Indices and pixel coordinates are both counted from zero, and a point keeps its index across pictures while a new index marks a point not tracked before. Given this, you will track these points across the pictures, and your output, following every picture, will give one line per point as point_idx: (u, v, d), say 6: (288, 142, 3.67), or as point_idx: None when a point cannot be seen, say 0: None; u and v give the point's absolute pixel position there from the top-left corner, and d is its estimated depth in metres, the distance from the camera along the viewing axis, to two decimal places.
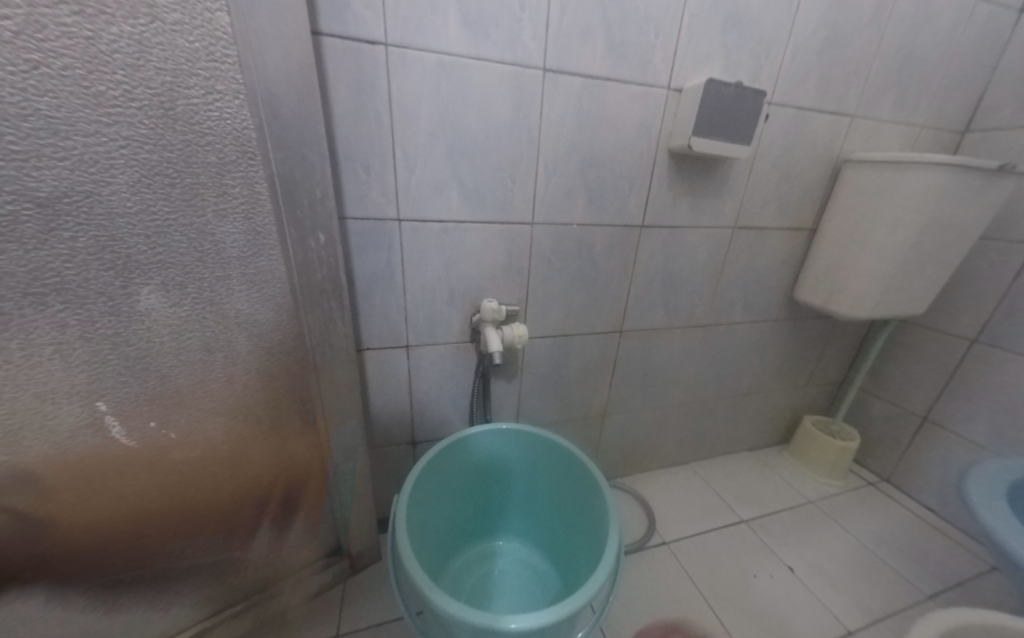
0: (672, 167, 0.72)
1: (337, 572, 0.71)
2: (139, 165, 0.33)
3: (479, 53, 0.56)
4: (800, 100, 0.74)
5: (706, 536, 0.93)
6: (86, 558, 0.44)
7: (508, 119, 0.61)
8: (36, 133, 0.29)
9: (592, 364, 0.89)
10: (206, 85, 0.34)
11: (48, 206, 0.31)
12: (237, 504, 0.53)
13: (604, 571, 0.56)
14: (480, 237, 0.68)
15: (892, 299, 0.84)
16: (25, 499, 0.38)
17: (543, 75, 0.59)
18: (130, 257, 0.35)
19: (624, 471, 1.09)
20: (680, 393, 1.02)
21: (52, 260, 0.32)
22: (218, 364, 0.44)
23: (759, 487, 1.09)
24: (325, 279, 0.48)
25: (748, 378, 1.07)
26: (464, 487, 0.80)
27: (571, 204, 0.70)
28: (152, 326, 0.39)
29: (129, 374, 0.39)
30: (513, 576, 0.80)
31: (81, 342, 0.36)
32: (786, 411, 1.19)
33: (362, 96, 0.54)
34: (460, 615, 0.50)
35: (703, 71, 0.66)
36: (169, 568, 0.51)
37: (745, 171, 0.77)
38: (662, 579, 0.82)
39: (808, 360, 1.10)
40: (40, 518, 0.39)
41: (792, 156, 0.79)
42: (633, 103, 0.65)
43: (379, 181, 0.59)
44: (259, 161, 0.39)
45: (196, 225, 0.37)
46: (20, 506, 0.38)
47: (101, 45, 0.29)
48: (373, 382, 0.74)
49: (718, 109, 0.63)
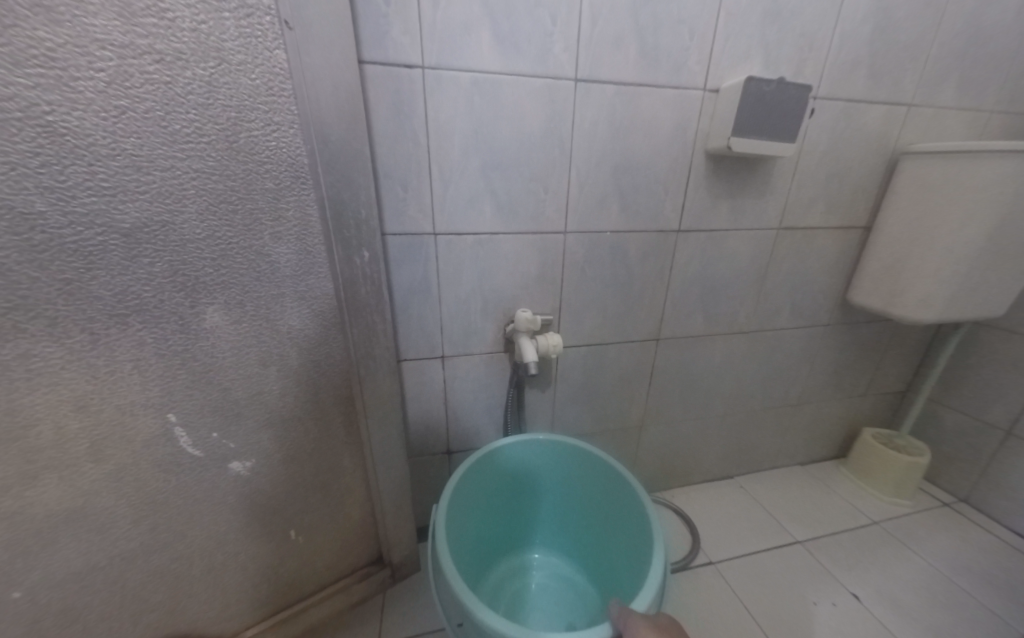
0: (710, 169, 0.70)
1: (378, 581, 0.72)
2: (207, 195, 0.36)
3: (512, 69, 0.57)
4: (849, 92, 0.70)
5: (756, 557, 0.87)
6: (157, 559, 0.47)
7: (540, 131, 0.61)
8: (123, 171, 0.32)
9: (629, 374, 0.86)
10: (265, 117, 0.37)
11: (131, 236, 0.34)
12: (287, 506, 0.56)
13: (648, 591, 0.53)
14: (513, 247, 0.69)
15: (964, 301, 0.76)
16: (109, 502, 0.41)
17: (575, 85, 0.60)
18: (198, 279, 0.38)
19: (664, 485, 1.05)
20: (722, 403, 0.97)
21: (133, 284, 0.35)
22: (272, 377, 0.46)
23: (814, 506, 1.01)
24: (369, 294, 0.50)
25: (798, 387, 1.00)
26: (501, 496, 0.80)
27: (605, 211, 0.69)
28: (215, 342, 0.42)
29: (195, 387, 0.42)
30: (550, 590, 0.79)
31: (156, 358, 0.39)
32: (841, 422, 1.11)
33: (400, 117, 0.56)
34: (499, 628, 0.50)
35: (742, 69, 0.64)
36: (228, 569, 0.54)
37: (789, 169, 0.73)
38: (712, 604, 0.77)
39: (866, 367, 1.02)
40: (120, 521, 0.42)
41: (841, 151, 0.75)
42: (667, 107, 0.64)
43: (416, 198, 0.61)
44: (311, 185, 0.41)
45: (255, 247, 0.40)
46: (106, 509, 0.41)
47: (178, 88, 0.32)
48: (410, 392, 0.75)
49: (760, 107, 0.61)
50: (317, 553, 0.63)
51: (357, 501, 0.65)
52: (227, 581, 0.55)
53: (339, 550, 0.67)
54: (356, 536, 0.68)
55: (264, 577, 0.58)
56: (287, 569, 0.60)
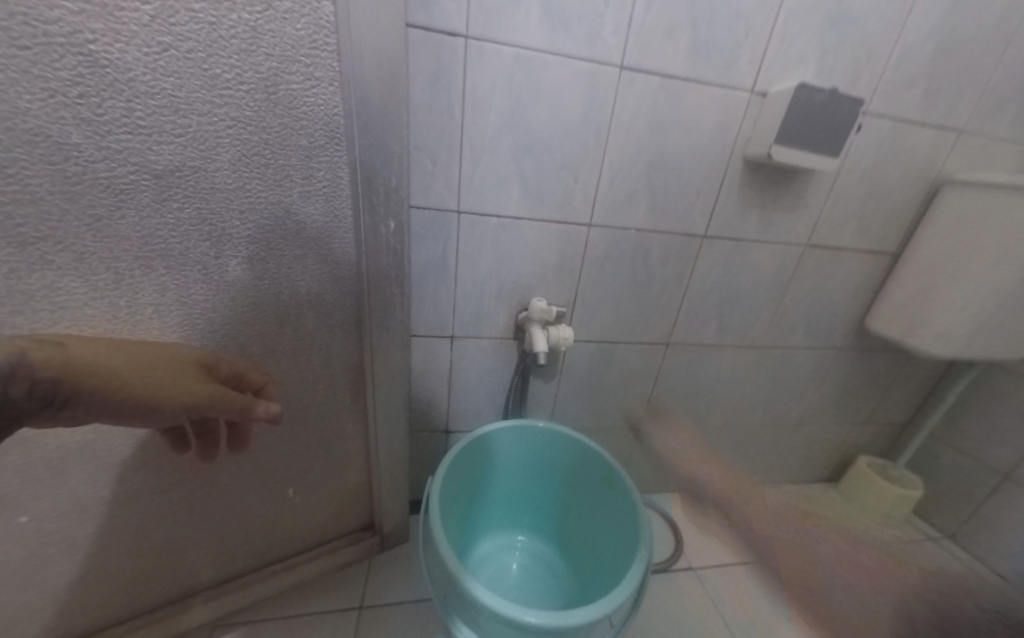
0: (746, 176, 0.68)
1: (368, 546, 0.74)
2: (240, 145, 0.35)
3: (557, 49, 0.55)
4: (900, 111, 0.67)
5: (737, 568, 0.88)
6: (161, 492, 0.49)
7: (577, 118, 0.60)
8: (159, 110, 0.31)
9: (634, 374, 0.86)
10: (307, 71, 0.36)
11: (163, 179, 0.34)
12: (289, 462, 0.57)
13: (629, 585, 0.54)
14: (535, 235, 0.67)
15: (985, 340, 0.75)
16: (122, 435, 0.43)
17: (619, 73, 0.58)
18: (224, 230, 0.38)
19: (654, 488, 1.05)
20: (723, 414, 0.97)
21: (161, 228, 0.35)
22: (287, 335, 0.47)
23: None
24: (390, 265, 0.49)
25: (801, 407, 1.00)
26: (495, 476, 0.81)
27: (633, 208, 0.68)
28: (236, 296, 0.42)
29: (211, 338, 0.42)
30: (532, 572, 0.80)
31: (177, 305, 0.39)
32: (839, 447, 1.10)
33: (437, 87, 0.54)
34: (481, 598, 0.51)
35: (794, 74, 0.61)
36: (226, 512, 0.56)
37: (826, 185, 0.71)
38: (689, 608, 0.79)
39: (873, 395, 1.01)
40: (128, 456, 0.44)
41: (883, 172, 0.72)
42: (711, 106, 0.62)
43: (445, 173, 0.60)
44: (344, 147, 0.41)
45: (283, 204, 0.40)
46: (118, 440, 0.43)
47: (221, 31, 0.31)
48: (416, 368, 0.75)
49: (808, 116, 0.58)
50: (312, 512, 0.65)
51: (356, 467, 0.66)
52: (225, 524, 0.57)
53: (333, 513, 0.69)
54: (350, 501, 0.70)
55: (260, 526, 0.61)
56: (281, 524, 0.63)
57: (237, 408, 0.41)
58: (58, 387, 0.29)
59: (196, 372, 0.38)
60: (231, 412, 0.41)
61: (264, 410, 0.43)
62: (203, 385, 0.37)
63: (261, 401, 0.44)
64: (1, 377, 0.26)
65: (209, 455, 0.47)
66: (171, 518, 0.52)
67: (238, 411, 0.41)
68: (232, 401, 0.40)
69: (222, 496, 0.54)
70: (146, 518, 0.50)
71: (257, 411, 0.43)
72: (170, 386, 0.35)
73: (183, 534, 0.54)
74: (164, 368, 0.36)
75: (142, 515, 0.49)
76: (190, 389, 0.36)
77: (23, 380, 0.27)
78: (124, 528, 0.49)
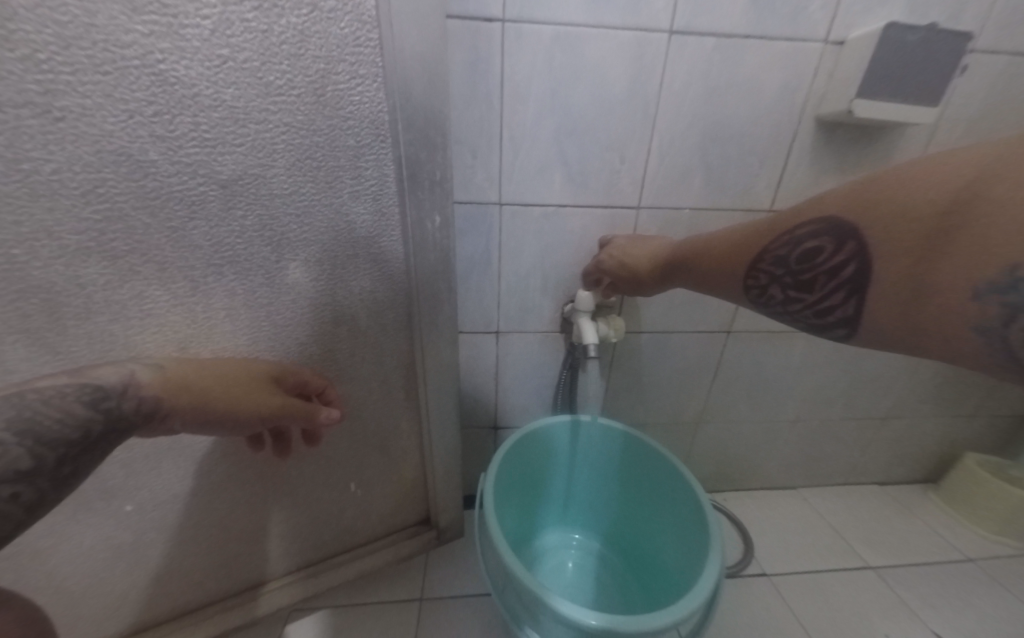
0: (819, 140, 0.61)
1: (425, 539, 0.76)
2: (294, 150, 0.36)
3: (599, 21, 0.51)
4: (1021, 44, 0.56)
5: (818, 575, 0.80)
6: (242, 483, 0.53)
7: (622, 92, 0.56)
8: (221, 122, 0.33)
9: (692, 366, 0.80)
10: (352, 70, 0.36)
11: (227, 188, 0.35)
12: (349, 457, 0.59)
13: (700, 592, 0.49)
14: (580, 222, 0.65)
15: None
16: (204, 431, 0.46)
17: (668, 39, 0.53)
18: (284, 234, 0.40)
19: (716, 486, 0.99)
20: (796, 407, 0.88)
21: (228, 236, 0.37)
22: (343, 334, 0.49)
23: (893, 531, 0.91)
24: (437, 261, 0.49)
25: (891, 398, 0.88)
26: (548, 471, 0.79)
27: (686, 185, 0.63)
28: (296, 298, 0.44)
29: (276, 339, 0.45)
30: (591, 572, 0.77)
31: (245, 308, 0.41)
32: (939, 444, 0.96)
33: (475, 76, 0.53)
34: (541, 596, 0.50)
35: (878, 15, 0.53)
36: (295, 504, 0.59)
37: (921, 141, 0.61)
38: (765, 618, 0.72)
39: (984, 384, 0.87)
40: (211, 449, 0.48)
41: (996, 119, 0.61)
42: (775, 64, 0.55)
43: (485, 164, 0.59)
44: (390, 144, 0.41)
45: (335, 205, 0.41)
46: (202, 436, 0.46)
47: (273, 37, 0.32)
48: (464, 364, 0.76)
49: (898, 62, 0.50)
50: (373, 506, 0.68)
51: (411, 463, 0.67)
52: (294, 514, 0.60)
53: (392, 507, 0.71)
54: (407, 496, 0.71)
55: (327, 518, 0.64)
56: (346, 516, 0.66)
57: (303, 416, 0.45)
58: (159, 404, 0.34)
59: (267, 385, 0.42)
60: (297, 420, 0.45)
61: (325, 416, 0.46)
62: (274, 396, 0.42)
63: (323, 408, 0.47)
64: (116, 392, 0.31)
65: (286, 451, 0.51)
66: (249, 508, 0.56)
67: (303, 419, 0.45)
68: (297, 409, 0.44)
69: (292, 489, 0.58)
70: (228, 507, 0.54)
71: (320, 417, 0.46)
72: (248, 399, 0.40)
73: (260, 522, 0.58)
74: (242, 384, 0.40)
75: (225, 505, 0.54)
76: (264, 399, 0.41)
77: (133, 398, 0.32)
78: (211, 516, 0.54)
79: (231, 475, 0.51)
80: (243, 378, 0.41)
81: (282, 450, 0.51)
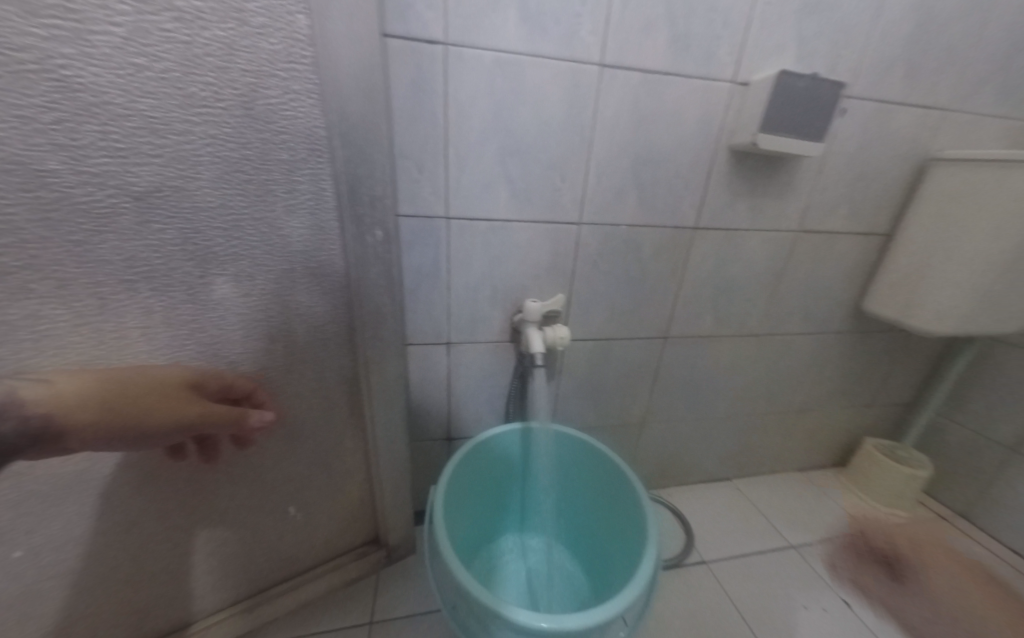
0: (732, 167, 0.68)
1: (374, 559, 0.74)
2: (220, 162, 0.36)
3: (536, 50, 0.55)
4: (883, 93, 0.67)
5: (749, 558, 0.88)
6: (165, 510, 0.49)
7: (561, 117, 0.60)
8: (136, 131, 0.31)
9: (634, 371, 0.86)
10: (284, 85, 0.36)
11: (143, 200, 0.33)
12: (287, 476, 0.57)
13: (641, 580, 0.53)
14: (525, 236, 0.67)
15: (981, 317, 0.75)
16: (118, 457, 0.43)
17: (600, 71, 0.58)
18: (209, 248, 0.38)
19: (661, 483, 1.05)
20: (726, 405, 0.96)
21: (143, 251, 0.35)
22: (279, 352, 0.47)
23: (810, 511, 1.01)
24: (380, 275, 0.49)
25: (804, 393, 0.99)
26: (498, 480, 0.80)
27: (621, 204, 0.68)
28: (224, 316, 0.42)
29: (202, 359, 0.42)
30: (544, 577, 0.79)
31: (164, 327, 0.39)
32: (844, 431, 1.10)
33: (419, 94, 0.54)
34: (493, 608, 0.50)
35: (774, 63, 0.62)
36: (225, 531, 0.56)
37: (813, 170, 0.71)
38: (704, 603, 0.77)
39: (875, 378, 1.01)
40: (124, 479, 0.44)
41: (869, 155, 0.72)
42: (693, 99, 0.62)
43: (431, 179, 0.60)
44: (326, 159, 0.41)
45: (267, 220, 0.40)
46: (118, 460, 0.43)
47: (196, 49, 0.31)
48: (414, 376, 0.75)
49: (790, 104, 0.59)
50: (315, 528, 0.65)
51: (357, 480, 0.65)
52: (224, 542, 0.56)
53: (336, 528, 0.68)
54: (353, 515, 0.69)
55: (263, 546, 0.60)
56: (284, 542, 0.62)
57: (229, 422, 0.42)
58: (48, 422, 0.29)
59: (185, 393, 0.38)
60: (224, 428, 0.42)
61: (256, 419, 0.44)
62: (195, 404, 0.39)
63: (254, 411, 0.44)
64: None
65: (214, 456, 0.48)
66: (172, 539, 0.52)
67: (231, 425, 0.42)
68: (223, 415, 0.41)
69: (221, 516, 0.54)
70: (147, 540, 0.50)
71: (250, 421, 0.44)
72: (165, 409, 0.36)
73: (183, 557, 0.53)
74: (156, 394, 0.36)
75: (141, 540, 0.49)
76: (182, 408, 0.37)
77: (14, 419, 0.28)
78: (124, 554, 0.49)
79: (147, 506, 0.47)
80: (156, 387, 0.36)
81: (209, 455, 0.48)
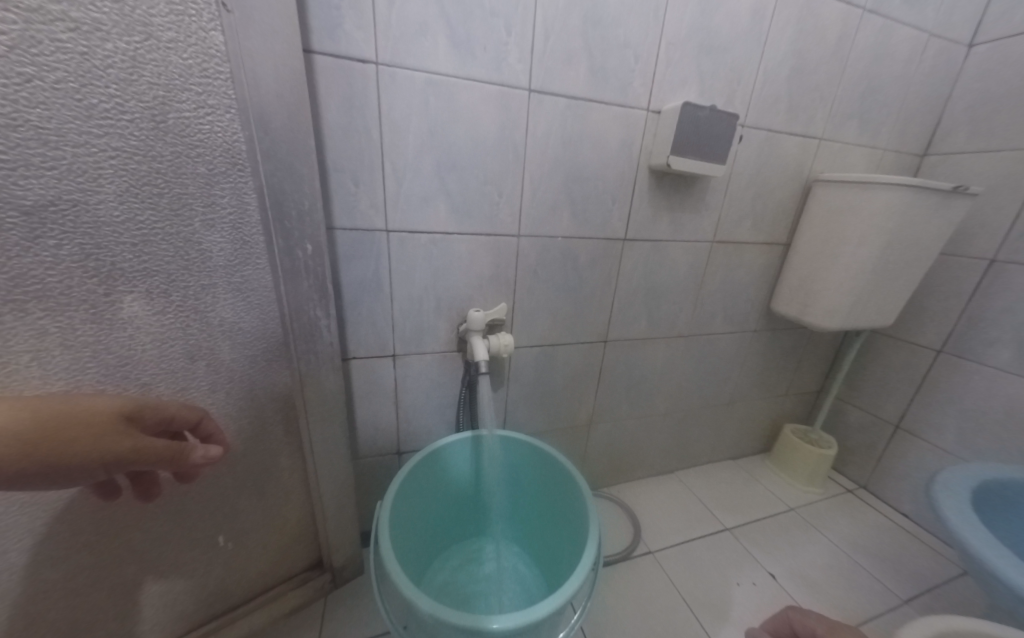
0: (653, 183, 0.75)
1: (318, 585, 0.71)
2: (127, 175, 0.36)
3: (468, 73, 0.58)
4: (771, 123, 0.78)
5: (691, 545, 0.94)
6: (66, 550, 0.45)
7: (494, 135, 0.63)
8: (25, 143, 0.32)
9: (579, 373, 0.90)
10: (198, 99, 0.38)
11: (33, 215, 0.33)
12: (215, 502, 0.54)
13: (585, 568, 0.55)
14: (467, 248, 0.69)
15: (861, 312, 0.88)
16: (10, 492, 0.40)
17: (528, 95, 0.62)
18: (115, 264, 0.38)
19: (611, 481, 1.09)
20: (664, 402, 1.04)
21: (35, 268, 0.34)
22: (200, 372, 0.46)
23: (740, 495, 1.11)
24: (312, 287, 0.50)
25: (731, 385, 1.09)
26: (447, 492, 0.80)
27: (557, 218, 0.72)
28: (135, 334, 0.41)
29: (108, 381, 0.41)
30: (497, 584, 0.79)
31: (60, 350, 0.38)
32: (767, 419, 1.22)
33: (353, 111, 0.55)
34: (442, 617, 0.49)
35: (681, 94, 0.70)
36: (139, 571, 0.51)
37: (721, 188, 0.81)
38: (649, 591, 0.82)
39: (787, 369, 1.14)
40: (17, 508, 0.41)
41: (766, 175, 0.83)
42: (615, 123, 0.68)
43: (368, 193, 0.60)
44: (249, 173, 0.42)
45: (183, 234, 0.40)
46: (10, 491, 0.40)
47: (95, 60, 0.33)
48: (359, 392, 0.73)
49: (694, 130, 0.66)
50: (248, 556, 0.62)
51: (295, 498, 0.64)
52: (137, 583, 0.51)
53: (273, 554, 0.65)
54: (292, 537, 0.67)
55: (187, 582, 0.56)
56: (213, 576, 0.59)
57: (166, 458, 0.39)
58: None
59: (120, 426, 0.37)
60: (160, 464, 0.39)
61: (199, 455, 0.41)
62: (126, 438, 0.37)
63: (198, 446, 0.42)
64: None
65: (151, 493, 0.45)
66: (74, 586, 0.47)
67: (167, 462, 0.39)
68: (157, 451, 0.39)
69: (135, 552, 0.50)
70: (40, 591, 0.45)
71: (192, 456, 0.41)
72: (82, 444, 0.35)
73: (89, 604, 0.49)
74: (85, 425, 0.35)
75: (35, 588, 0.44)
76: (109, 443, 0.36)
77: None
78: (10, 607, 0.43)
79: (41, 550, 0.43)
80: (80, 418, 0.35)
81: (147, 492, 0.45)
